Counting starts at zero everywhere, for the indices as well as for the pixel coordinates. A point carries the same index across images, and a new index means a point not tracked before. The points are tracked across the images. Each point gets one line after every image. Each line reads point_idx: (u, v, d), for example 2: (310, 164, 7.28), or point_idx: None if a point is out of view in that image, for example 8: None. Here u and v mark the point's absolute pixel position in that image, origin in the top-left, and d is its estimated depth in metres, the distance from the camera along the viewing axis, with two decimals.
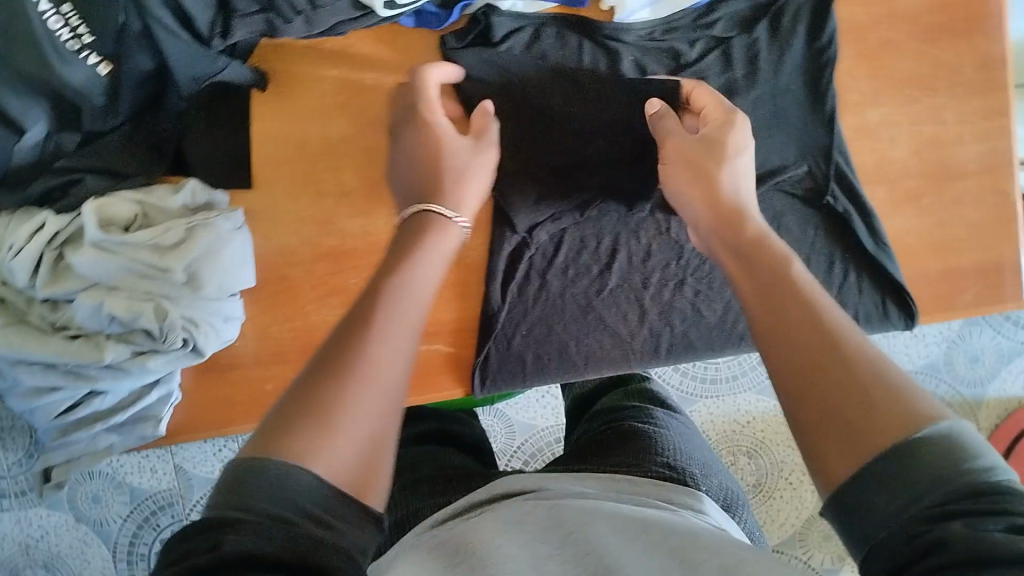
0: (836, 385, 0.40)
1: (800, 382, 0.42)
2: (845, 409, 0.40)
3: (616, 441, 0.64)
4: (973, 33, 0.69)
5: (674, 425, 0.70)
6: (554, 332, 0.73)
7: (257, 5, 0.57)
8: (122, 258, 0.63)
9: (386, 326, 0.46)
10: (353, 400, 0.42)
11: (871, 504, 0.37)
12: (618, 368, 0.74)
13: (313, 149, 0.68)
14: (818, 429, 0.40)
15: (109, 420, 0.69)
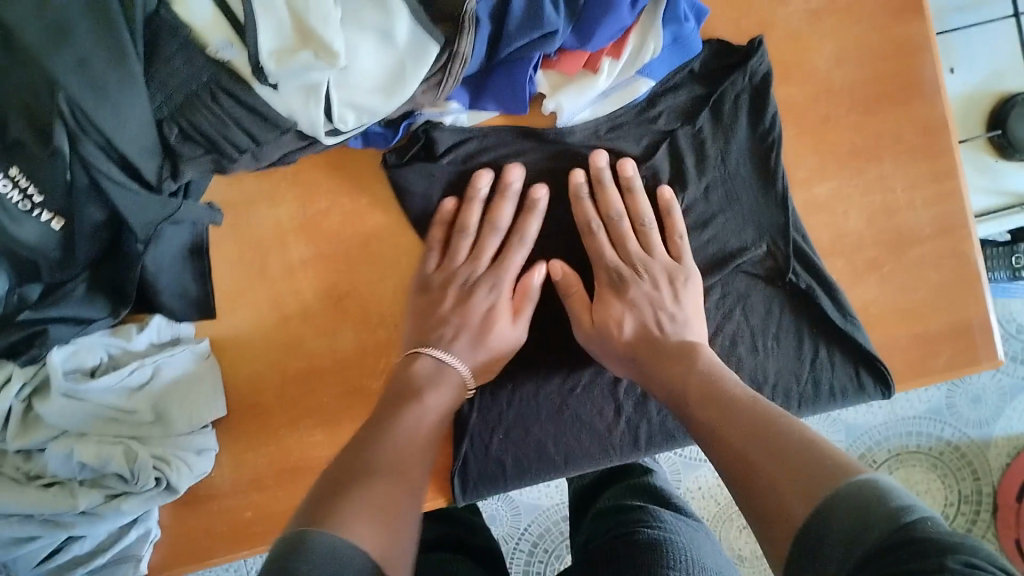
0: (768, 466, 0.47)
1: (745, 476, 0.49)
2: (792, 490, 0.45)
3: (628, 553, 0.60)
4: (910, 101, 0.70)
5: (684, 528, 0.66)
6: (531, 433, 0.72)
7: (202, 149, 0.58)
8: (88, 405, 0.62)
9: (384, 448, 0.53)
10: (376, 489, 0.49)
11: (825, 550, 0.40)
12: (599, 465, 0.73)
13: (274, 274, 0.68)
14: (771, 515, 0.45)
15: (89, 564, 0.67)
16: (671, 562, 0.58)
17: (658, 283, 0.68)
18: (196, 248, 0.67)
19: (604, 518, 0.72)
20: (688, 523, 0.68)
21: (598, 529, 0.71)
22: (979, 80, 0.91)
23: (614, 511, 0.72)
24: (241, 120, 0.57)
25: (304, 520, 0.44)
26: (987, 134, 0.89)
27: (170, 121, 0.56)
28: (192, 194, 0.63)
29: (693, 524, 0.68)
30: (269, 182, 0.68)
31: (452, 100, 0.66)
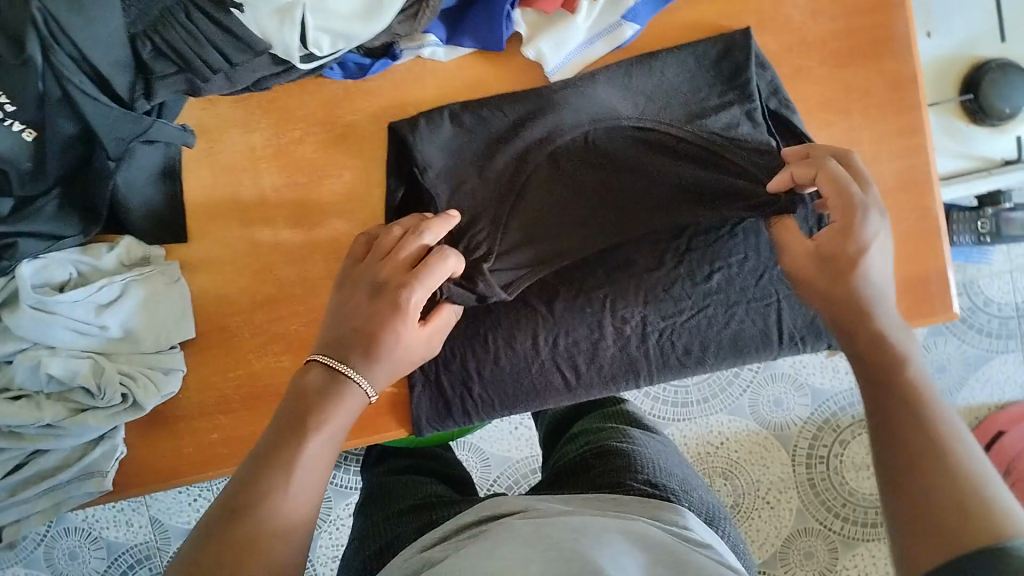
0: (923, 459, 0.43)
1: (917, 477, 0.43)
2: (938, 508, 0.41)
3: (596, 459, 0.61)
4: (884, 56, 0.70)
5: (653, 443, 0.66)
6: (506, 368, 0.72)
7: (174, 67, 0.58)
8: (60, 318, 0.63)
9: (286, 484, 0.50)
10: (273, 539, 0.48)
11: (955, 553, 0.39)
12: (567, 386, 0.73)
13: (248, 200, 0.69)
14: (936, 520, 0.41)
15: (54, 478, 0.68)
16: (642, 465, 0.59)
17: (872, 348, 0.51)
18: (167, 171, 0.67)
19: (575, 439, 0.72)
20: (656, 440, 0.69)
21: (566, 449, 0.71)
22: (955, 46, 0.92)
23: (585, 433, 0.72)
24: (215, 41, 0.58)
25: None
26: (958, 99, 0.91)
27: (144, 37, 0.57)
28: (166, 115, 0.64)
29: (663, 441, 0.69)
30: (244, 108, 0.68)
31: (429, 31, 0.65)
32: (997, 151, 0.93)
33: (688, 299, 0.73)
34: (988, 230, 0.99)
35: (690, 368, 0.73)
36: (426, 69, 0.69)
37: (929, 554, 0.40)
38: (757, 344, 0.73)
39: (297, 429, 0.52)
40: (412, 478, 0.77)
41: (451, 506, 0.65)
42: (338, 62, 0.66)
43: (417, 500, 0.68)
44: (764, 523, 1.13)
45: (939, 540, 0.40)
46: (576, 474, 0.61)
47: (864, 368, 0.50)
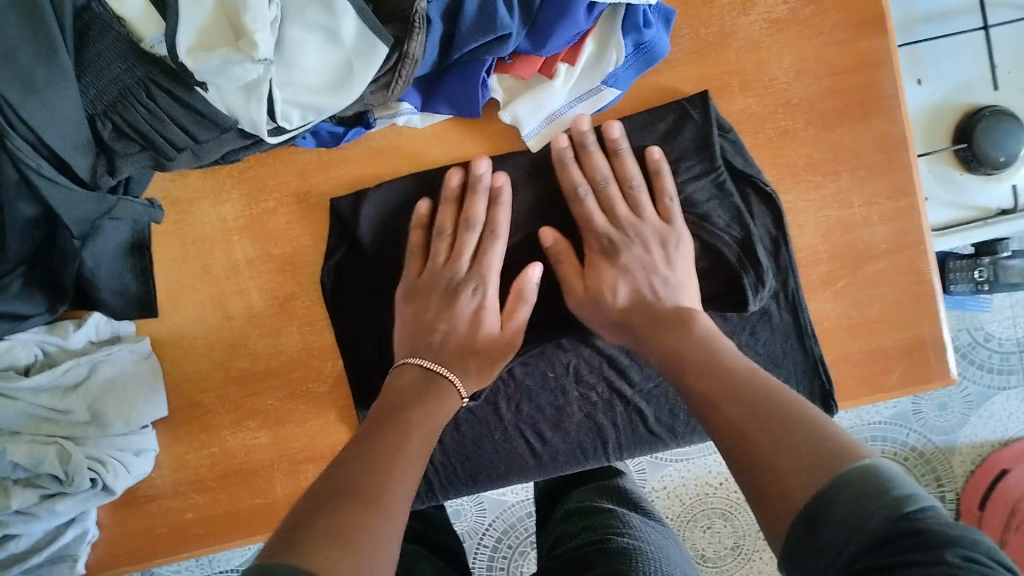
0: (753, 434, 0.46)
1: (744, 444, 0.46)
2: (757, 437, 0.45)
3: (597, 555, 0.58)
4: (871, 117, 0.68)
5: (654, 536, 0.64)
6: (470, 441, 0.73)
7: (138, 146, 0.57)
8: (21, 403, 0.61)
9: (402, 474, 0.50)
10: (377, 534, 0.44)
11: (827, 520, 0.39)
12: (527, 460, 0.73)
13: (220, 273, 0.67)
14: (766, 490, 0.43)
15: (25, 563, 0.65)
16: (642, 568, 0.56)
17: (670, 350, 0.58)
18: (138, 244, 0.65)
19: (573, 521, 0.69)
20: (657, 531, 0.66)
21: (564, 532, 0.68)
22: (947, 91, 0.90)
23: (582, 512, 0.70)
24: (178, 119, 0.56)
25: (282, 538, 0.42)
26: (951, 148, 0.88)
27: (104, 118, 0.55)
28: (133, 190, 0.62)
29: (664, 531, 0.66)
30: (215, 179, 0.66)
31: (403, 100, 0.63)
32: (993, 199, 0.91)
33: (656, 374, 0.71)
34: (985, 278, 0.96)
35: (662, 435, 0.72)
36: (403, 137, 0.67)
37: (802, 481, 0.41)
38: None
39: (406, 410, 0.59)
40: (409, 551, 0.73)
41: None
42: (310, 131, 0.63)
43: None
44: (765, 564, 1.11)
45: (767, 502, 0.42)
46: (573, 572, 0.58)
47: (693, 382, 0.54)
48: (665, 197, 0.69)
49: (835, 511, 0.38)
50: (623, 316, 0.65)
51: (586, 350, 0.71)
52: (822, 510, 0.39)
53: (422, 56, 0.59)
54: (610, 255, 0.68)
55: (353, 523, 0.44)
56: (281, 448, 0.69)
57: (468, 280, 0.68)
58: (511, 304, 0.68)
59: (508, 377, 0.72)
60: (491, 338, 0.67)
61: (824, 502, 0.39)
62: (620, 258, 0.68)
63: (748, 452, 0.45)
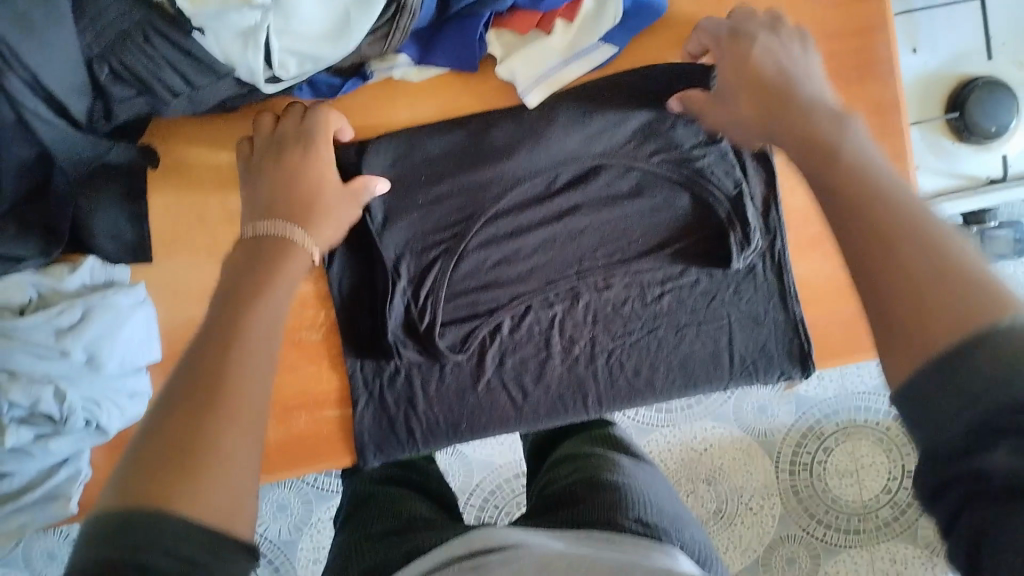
0: (893, 226, 0.38)
1: (877, 237, 0.38)
2: (896, 223, 0.38)
3: (585, 490, 0.60)
4: (864, 80, 0.69)
5: (642, 475, 0.66)
6: (455, 394, 0.73)
7: (134, 90, 0.57)
8: (16, 343, 0.62)
9: (254, 329, 0.46)
10: (227, 441, 0.40)
11: (964, 379, 0.33)
12: (510, 411, 0.73)
13: (216, 221, 0.68)
14: (889, 312, 0.36)
15: (19, 500, 0.66)
16: (631, 502, 0.58)
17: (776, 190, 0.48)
18: (134, 192, 0.65)
19: (564, 464, 0.70)
20: (646, 472, 0.68)
21: (555, 473, 0.69)
22: (941, 62, 0.91)
23: (571, 457, 0.71)
24: (174, 63, 0.56)
25: (123, 486, 0.38)
26: (944, 117, 0.89)
27: (100, 61, 0.55)
28: (130, 135, 0.62)
29: (652, 472, 0.68)
30: (211, 127, 0.66)
31: (401, 52, 0.64)
32: (982, 169, 0.92)
33: (637, 329, 0.73)
34: None
35: (638, 390, 0.74)
36: (399, 88, 0.67)
37: (939, 331, 0.34)
38: (703, 374, 0.74)
39: (264, 265, 0.53)
40: (399, 493, 0.74)
41: (439, 530, 0.62)
42: (307, 82, 0.64)
43: (400, 523, 0.65)
44: (748, 529, 1.12)
45: (885, 336, 0.37)
46: (563, 505, 0.59)
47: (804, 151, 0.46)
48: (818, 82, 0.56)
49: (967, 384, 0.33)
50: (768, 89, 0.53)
51: (569, 303, 0.73)
52: (962, 359, 0.33)
53: (421, 6, 0.59)
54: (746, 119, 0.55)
55: (192, 443, 0.39)
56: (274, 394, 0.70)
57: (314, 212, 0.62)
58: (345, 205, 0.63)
59: (495, 330, 0.73)
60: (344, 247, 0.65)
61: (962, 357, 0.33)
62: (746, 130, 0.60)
63: (861, 266, 0.38)
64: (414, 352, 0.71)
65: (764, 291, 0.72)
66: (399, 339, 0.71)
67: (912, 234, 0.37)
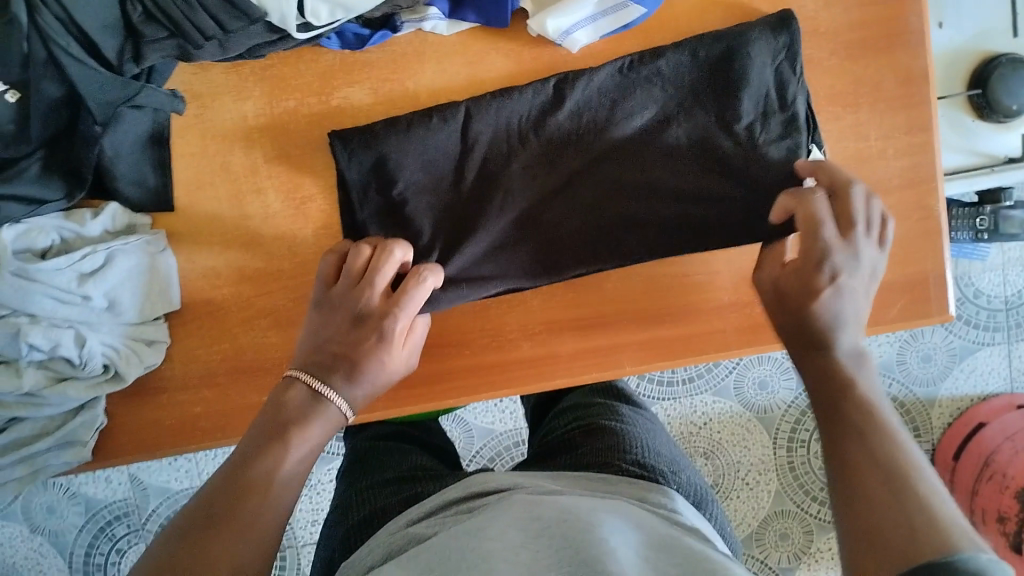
0: (851, 460, 0.45)
1: (854, 462, 0.45)
2: (864, 476, 0.44)
3: (585, 437, 0.59)
4: (893, 50, 0.69)
5: (643, 422, 0.66)
6: (447, 196, 0.68)
7: (166, 32, 0.56)
8: (38, 286, 0.61)
9: (299, 443, 0.53)
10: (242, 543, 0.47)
11: None
12: (481, 202, 0.68)
13: (238, 171, 0.67)
14: (862, 502, 0.43)
15: (33, 446, 0.66)
16: (631, 445, 0.57)
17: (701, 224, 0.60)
18: (156, 137, 0.65)
19: (563, 414, 0.70)
20: (646, 419, 0.68)
21: (554, 423, 0.69)
22: (966, 39, 0.90)
23: (572, 407, 0.71)
24: (208, 6, 0.56)
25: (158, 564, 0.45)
26: (965, 94, 0.89)
27: (133, 0, 0.55)
28: (154, 80, 0.61)
29: (653, 420, 0.68)
30: (236, 75, 0.66)
31: (431, 4, 0.63)
32: (1003, 147, 0.91)
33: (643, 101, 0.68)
34: (986, 227, 0.98)
35: (637, 143, 0.68)
36: (427, 43, 0.67)
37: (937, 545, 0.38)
38: (709, 201, 0.68)
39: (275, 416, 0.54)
40: (405, 446, 0.75)
41: (441, 476, 0.62)
42: (335, 31, 0.63)
43: (405, 472, 0.65)
44: (743, 504, 1.13)
45: (897, 556, 0.39)
46: (563, 452, 0.59)
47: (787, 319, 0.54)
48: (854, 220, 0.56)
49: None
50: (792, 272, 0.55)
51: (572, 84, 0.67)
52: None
53: None
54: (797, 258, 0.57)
55: (233, 514, 0.48)
56: (290, 348, 0.70)
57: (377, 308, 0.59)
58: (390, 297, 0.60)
59: (484, 109, 0.67)
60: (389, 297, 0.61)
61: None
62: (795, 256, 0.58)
63: (839, 499, 0.44)
64: (397, 134, 0.66)
65: (769, 100, 0.67)
66: (373, 131, 0.65)
67: (883, 469, 0.43)
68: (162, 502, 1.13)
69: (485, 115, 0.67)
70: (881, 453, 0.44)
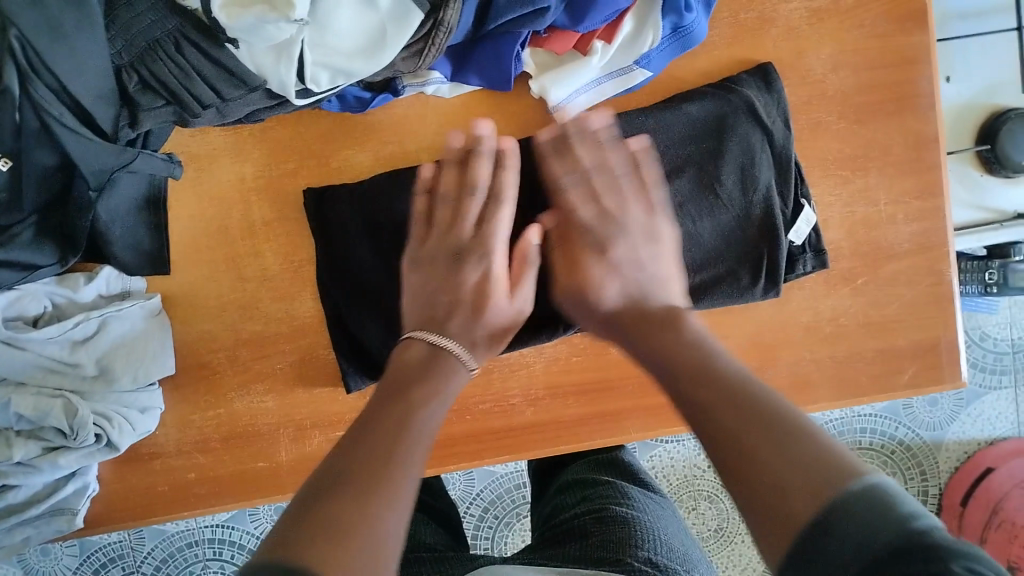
0: (731, 444, 0.39)
1: (734, 443, 0.39)
2: (744, 440, 0.39)
3: (596, 524, 0.58)
4: (903, 113, 0.68)
5: (654, 507, 0.64)
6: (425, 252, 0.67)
7: (163, 100, 0.56)
8: (30, 355, 0.60)
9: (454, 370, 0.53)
10: (383, 519, 0.38)
11: (828, 539, 0.33)
12: None
13: (236, 233, 0.66)
14: (724, 459, 0.39)
15: (23, 513, 0.63)
16: (641, 537, 0.56)
17: (641, 237, 0.57)
18: (152, 199, 0.64)
19: (570, 490, 0.68)
20: (657, 502, 0.66)
21: (561, 501, 0.67)
22: (974, 93, 0.89)
23: (579, 484, 0.69)
24: (206, 75, 0.55)
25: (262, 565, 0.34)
26: (974, 148, 0.87)
27: (129, 70, 0.54)
28: (152, 143, 0.60)
29: (661, 502, 0.66)
30: (235, 137, 0.65)
31: (434, 69, 0.61)
32: (1011, 203, 0.90)
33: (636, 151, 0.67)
34: (995, 281, 0.97)
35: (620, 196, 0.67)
36: (430, 104, 0.66)
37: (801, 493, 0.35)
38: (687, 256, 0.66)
39: (420, 367, 0.51)
40: (405, 514, 0.73)
41: (445, 563, 0.60)
42: (336, 95, 0.62)
43: (406, 552, 0.63)
44: (747, 549, 1.11)
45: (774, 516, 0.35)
46: (572, 539, 0.57)
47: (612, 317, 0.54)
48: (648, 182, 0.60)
49: (844, 521, 0.33)
50: (617, 316, 0.54)
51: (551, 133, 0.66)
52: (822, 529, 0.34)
53: (457, 24, 0.56)
54: (603, 251, 0.57)
55: (363, 468, 0.40)
56: (288, 413, 0.68)
57: (471, 249, 0.58)
58: (516, 271, 0.60)
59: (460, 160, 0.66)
60: (496, 307, 0.58)
61: (817, 527, 0.34)
62: (609, 252, 0.56)
63: (724, 471, 0.39)
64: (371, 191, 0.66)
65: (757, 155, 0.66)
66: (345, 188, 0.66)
67: (739, 391, 0.41)
68: (157, 545, 1.11)
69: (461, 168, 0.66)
70: (714, 418, 0.41)
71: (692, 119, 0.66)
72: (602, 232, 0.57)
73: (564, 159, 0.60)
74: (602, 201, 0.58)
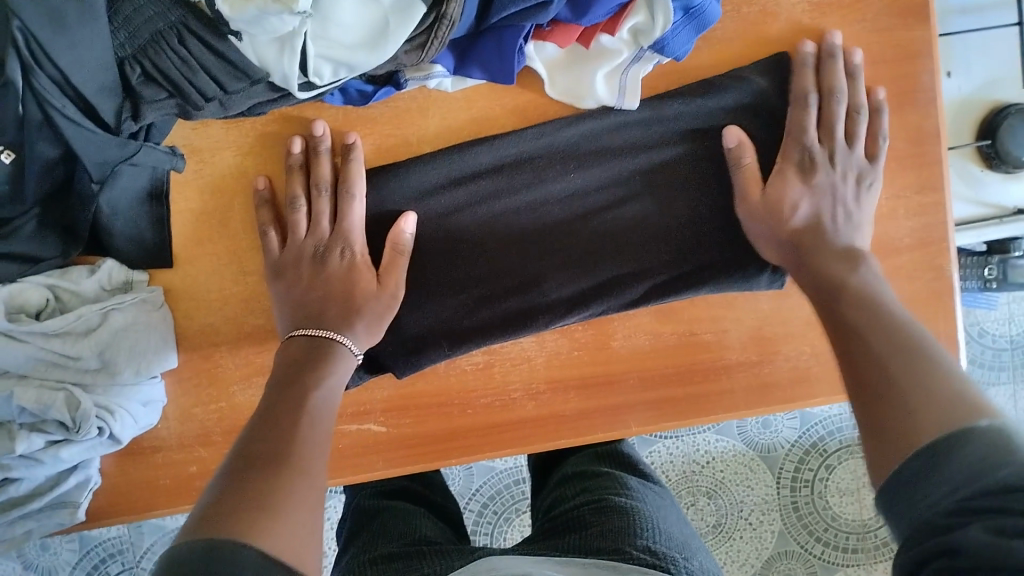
0: (896, 365, 0.45)
1: (891, 387, 0.45)
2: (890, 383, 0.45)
3: (594, 514, 0.58)
4: (904, 108, 0.68)
5: (651, 496, 0.64)
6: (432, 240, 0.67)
7: (165, 92, 0.55)
8: (32, 348, 0.61)
9: (340, 367, 0.58)
10: (293, 490, 0.44)
11: (942, 470, 0.38)
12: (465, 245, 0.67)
13: (238, 227, 0.66)
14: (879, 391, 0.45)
15: (24, 508, 0.63)
16: (640, 526, 0.56)
17: (847, 175, 0.63)
18: (155, 193, 0.64)
19: (568, 483, 0.68)
20: (656, 493, 0.66)
21: (561, 492, 0.67)
22: (975, 88, 0.90)
23: (579, 475, 0.69)
24: (209, 68, 0.54)
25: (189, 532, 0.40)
26: (975, 144, 0.87)
27: (132, 61, 0.54)
28: (154, 136, 0.60)
29: (660, 492, 0.66)
30: (238, 130, 0.65)
31: (436, 62, 0.61)
32: (1011, 199, 0.90)
33: (641, 140, 0.67)
34: (995, 276, 0.97)
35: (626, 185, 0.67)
36: (432, 98, 0.66)
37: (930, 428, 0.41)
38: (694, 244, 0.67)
39: (314, 359, 0.58)
40: (406, 508, 0.73)
41: (444, 555, 0.60)
42: (338, 88, 0.62)
43: (407, 544, 0.63)
44: (746, 545, 1.11)
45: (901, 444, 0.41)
46: (571, 530, 0.58)
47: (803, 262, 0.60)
48: (855, 110, 0.64)
49: (951, 456, 0.38)
50: (794, 237, 0.61)
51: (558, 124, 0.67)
52: (949, 453, 0.39)
53: (460, 18, 0.56)
54: (806, 173, 0.63)
55: (263, 457, 0.46)
56: None
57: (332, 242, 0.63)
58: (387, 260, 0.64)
59: (467, 150, 0.66)
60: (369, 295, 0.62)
61: (932, 452, 0.39)
62: (812, 175, 0.62)
63: (879, 404, 0.44)
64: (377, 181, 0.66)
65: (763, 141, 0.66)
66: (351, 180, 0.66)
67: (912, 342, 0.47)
68: (157, 541, 1.11)
69: (466, 160, 0.66)
70: (897, 337, 0.47)
71: (678, 107, 0.66)
72: (824, 156, 0.63)
73: (802, 77, 0.64)
74: (805, 132, 0.63)
